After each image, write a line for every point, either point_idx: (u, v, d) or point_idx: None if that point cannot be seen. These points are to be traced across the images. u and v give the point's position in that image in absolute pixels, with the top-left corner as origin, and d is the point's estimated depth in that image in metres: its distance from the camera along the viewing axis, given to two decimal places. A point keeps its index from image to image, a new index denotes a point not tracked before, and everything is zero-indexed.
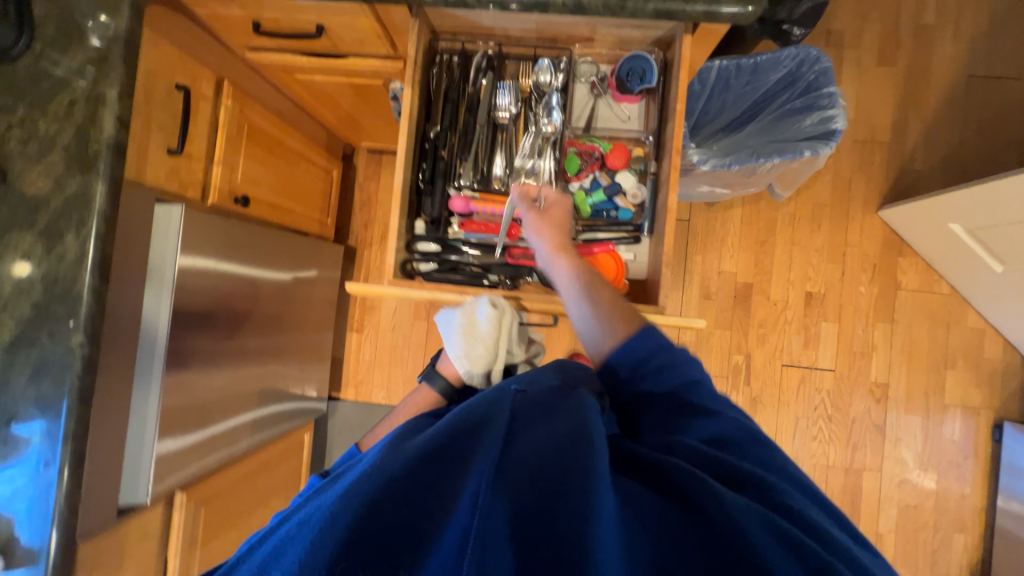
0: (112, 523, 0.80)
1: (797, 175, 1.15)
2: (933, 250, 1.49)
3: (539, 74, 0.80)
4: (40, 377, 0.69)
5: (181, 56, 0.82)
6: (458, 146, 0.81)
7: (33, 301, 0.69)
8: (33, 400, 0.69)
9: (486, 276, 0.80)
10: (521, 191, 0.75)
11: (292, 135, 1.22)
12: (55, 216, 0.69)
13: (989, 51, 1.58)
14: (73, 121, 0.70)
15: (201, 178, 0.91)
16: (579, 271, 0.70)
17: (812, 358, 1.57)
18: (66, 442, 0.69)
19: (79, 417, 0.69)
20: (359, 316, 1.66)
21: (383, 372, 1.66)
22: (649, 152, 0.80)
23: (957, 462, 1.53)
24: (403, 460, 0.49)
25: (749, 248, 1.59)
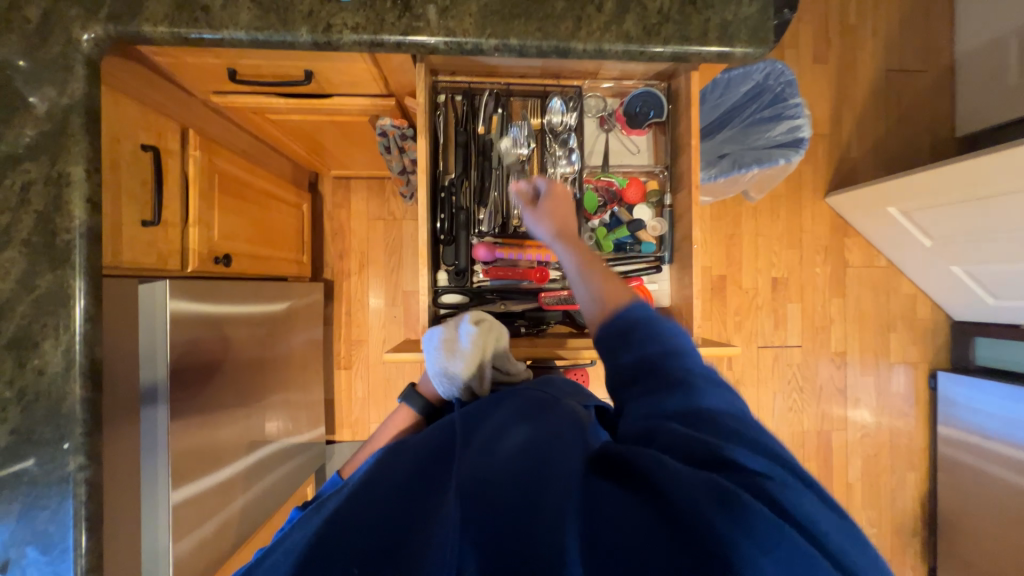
0: None
1: (770, 179, 1.23)
2: (872, 229, 1.68)
3: (551, 113, 0.79)
4: (33, 512, 0.59)
5: (142, 111, 0.72)
6: (474, 191, 0.78)
7: (9, 427, 0.58)
8: (29, 541, 0.59)
9: (518, 320, 0.81)
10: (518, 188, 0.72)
11: (260, 175, 1.11)
12: (25, 323, 0.59)
13: (902, 47, 1.77)
14: (30, 208, 0.59)
15: (178, 245, 0.81)
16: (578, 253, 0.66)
17: (782, 338, 1.72)
18: None
19: (91, 548, 0.60)
20: (346, 352, 1.58)
21: (379, 407, 1.59)
22: (664, 184, 0.81)
23: (904, 411, 1.77)
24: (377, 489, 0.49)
25: (720, 242, 1.70)
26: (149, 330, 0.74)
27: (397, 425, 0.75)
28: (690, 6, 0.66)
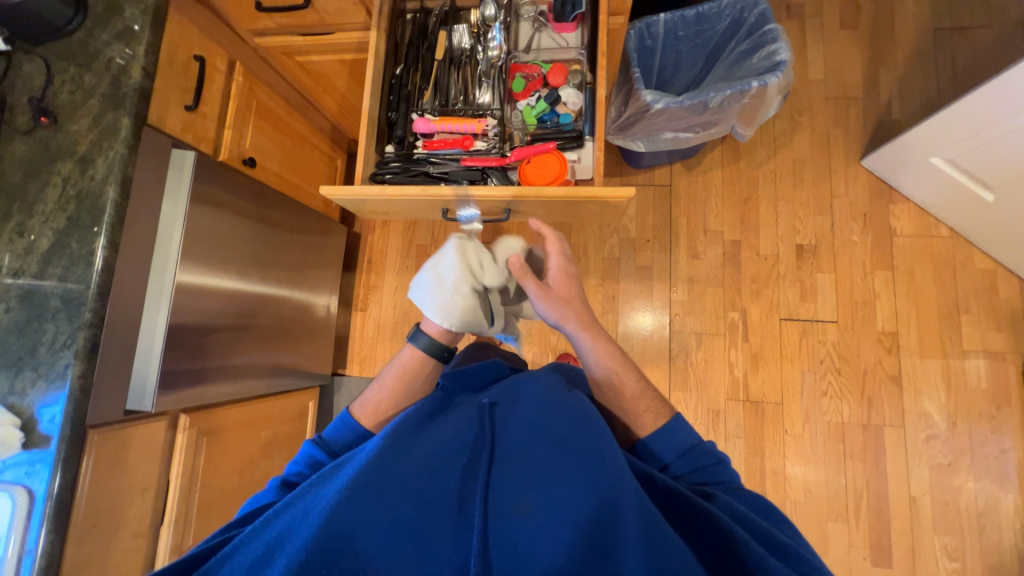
0: (118, 422, 0.88)
1: (755, 110, 1.21)
2: (920, 192, 1.48)
3: (484, 11, 0.91)
4: (68, 275, 0.82)
5: (199, 35, 1.01)
6: (419, 80, 0.94)
7: (67, 214, 0.83)
8: (61, 296, 0.81)
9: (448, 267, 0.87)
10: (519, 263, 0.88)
11: (297, 119, 1.40)
12: (91, 146, 0.85)
13: (953, 5, 1.63)
14: (110, 75, 0.87)
15: (213, 137, 1.08)
16: (588, 332, 0.88)
17: (811, 311, 1.54)
18: (83, 328, 0.80)
19: (96, 308, 0.81)
20: (364, 295, 1.77)
21: (386, 348, 1.74)
22: (586, 65, 0.89)
23: (989, 415, 1.42)
24: (432, 472, 0.70)
25: (733, 207, 1.63)
26: (178, 163, 0.95)
27: (404, 363, 0.89)
28: None
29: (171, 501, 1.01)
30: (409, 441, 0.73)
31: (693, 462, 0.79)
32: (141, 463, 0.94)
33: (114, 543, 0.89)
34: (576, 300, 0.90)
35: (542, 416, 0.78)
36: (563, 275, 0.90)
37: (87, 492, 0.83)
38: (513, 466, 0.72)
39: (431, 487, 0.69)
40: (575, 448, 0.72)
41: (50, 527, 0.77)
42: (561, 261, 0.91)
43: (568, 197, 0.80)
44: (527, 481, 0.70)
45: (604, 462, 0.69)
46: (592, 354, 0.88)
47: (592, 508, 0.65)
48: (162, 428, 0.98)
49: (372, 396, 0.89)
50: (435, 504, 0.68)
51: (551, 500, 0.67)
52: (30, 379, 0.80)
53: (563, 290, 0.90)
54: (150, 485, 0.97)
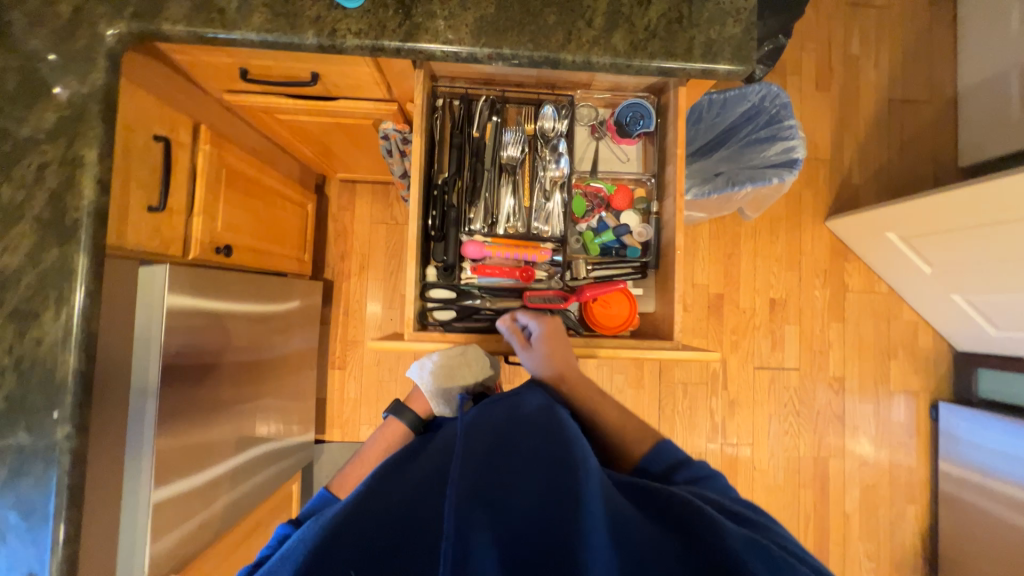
0: None
1: (765, 199, 1.26)
2: (871, 255, 1.68)
3: (543, 123, 0.82)
4: (17, 479, 0.61)
5: (161, 107, 0.77)
6: (465, 189, 0.81)
7: (6, 393, 0.61)
8: (12, 507, 0.61)
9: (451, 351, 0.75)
10: (507, 327, 0.76)
11: (269, 173, 1.16)
12: (28, 294, 0.62)
13: (905, 77, 1.79)
14: (46, 188, 0.63)
15: (182, 232, 0.85)
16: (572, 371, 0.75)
17: (779, 359, 1.71)
18: (56, 548, 0.61)
19: (71, 518, 0.62)
20: (341, 351, 1.60)
21: (371, 409, 1.60)
22: (651, 192, 0.84)
23: (904, 441, 1.73)
24: (392, 496, 0.55)
25: (718, 262, 1.71)
26: (148, 300, 0.77)
27: (386, 438, 0.78)
28: (677, 24, 0.69)
29: None
30: (388, 476, 0.60)
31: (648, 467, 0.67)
32: None
33: None
34: (562, 351, 0.75)
35: (513, 411, 0.64)
36: (549, 335, 0.75)
37: None
38: (498, 468, 0.55)
39: (380, 511, 0.54)
40: (578, 445, 0.58)
41: None
42: (543, 322, 0.76)
43: (642, 356, 0.76)
44: (518, 487, 0.53)
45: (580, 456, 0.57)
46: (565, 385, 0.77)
47: (557, 517, 0.51)
48: None
49: (352, 477, 0.76)
50: (368, 532, 0.52)
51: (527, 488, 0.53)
52: None
53: (549, 350, 0.75)
54: None
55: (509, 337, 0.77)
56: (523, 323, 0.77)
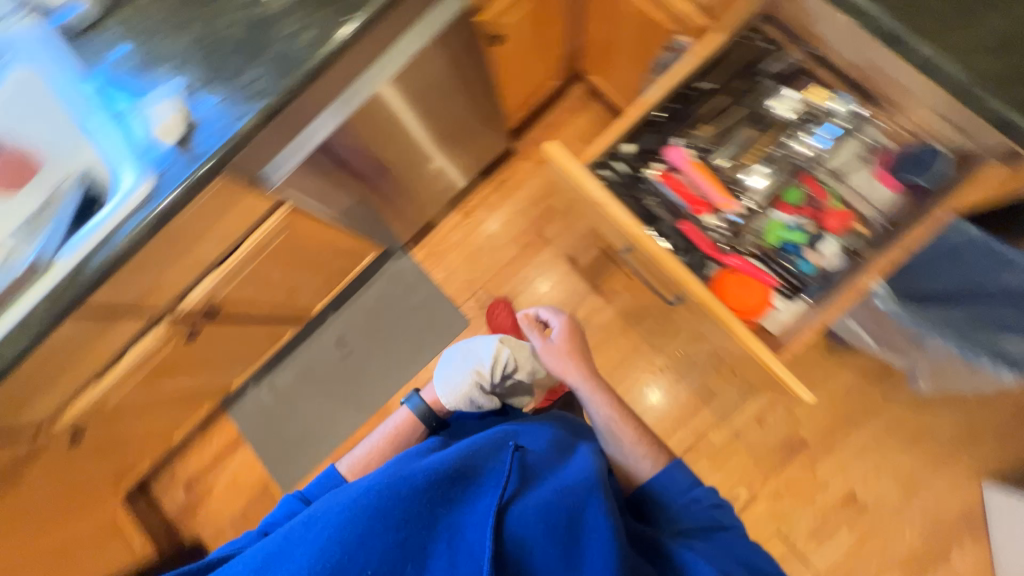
0: (245, 183, 0.91)
1: (951, 376, 1.13)
2: (1008, 556, 1.32)
3: (828, 108, 0.85)
4: (301, 34, 0.82)
5: None
6: (714, 115, 0.91)
7: None
8: (286, 47, 0.82)
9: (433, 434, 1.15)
10: (527, 319, 1.21)
11: (557, 26, 1.30)
12: None
13: None
14: None
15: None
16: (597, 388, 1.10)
17: (809, 551, 1.45)
18: (284, 89, 0.81)
19: (304, 79, 0.82)
20: (473, 205, 1.76)
21: (454, 261, 1.74)
22: (866, 234, 0.84)
23: None
24: (427, 483, 0.71)
25: (829, 414, 1.49)
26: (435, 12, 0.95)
27: (387, 435, 1.16)
28: None
29: (229, 261, 1.07)
30: (409, 466, 0.75)
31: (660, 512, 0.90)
32: (232, 220, 0.97)
33: (176, 262, 0.96)
34: (572, 340, 1.17)
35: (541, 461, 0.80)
36: (563, 328, 1.18)
37: (189, 216, 0.87)
38: (519, 501, 0.72)
39: (411, 493, 0.70)
40: (584, 490, 0.75)
41: (146, 228, 0.80)
42: (560, 318, 1.20)
43: (744, 341, 0.76)
44: (535, 512, 0.70)
45: (584, 499, 0.74)
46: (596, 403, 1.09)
47: (572, 542, 0.70)
48: (267, 205, 1.01)
49: (357, 457, 1.12)
50: (408, 516, 0.68)
51: (541, 511, 0.70)
52: (217, 94, 0.82)
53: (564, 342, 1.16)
54: (227, 239, 1.02)
55: (534, 330, 1.18)
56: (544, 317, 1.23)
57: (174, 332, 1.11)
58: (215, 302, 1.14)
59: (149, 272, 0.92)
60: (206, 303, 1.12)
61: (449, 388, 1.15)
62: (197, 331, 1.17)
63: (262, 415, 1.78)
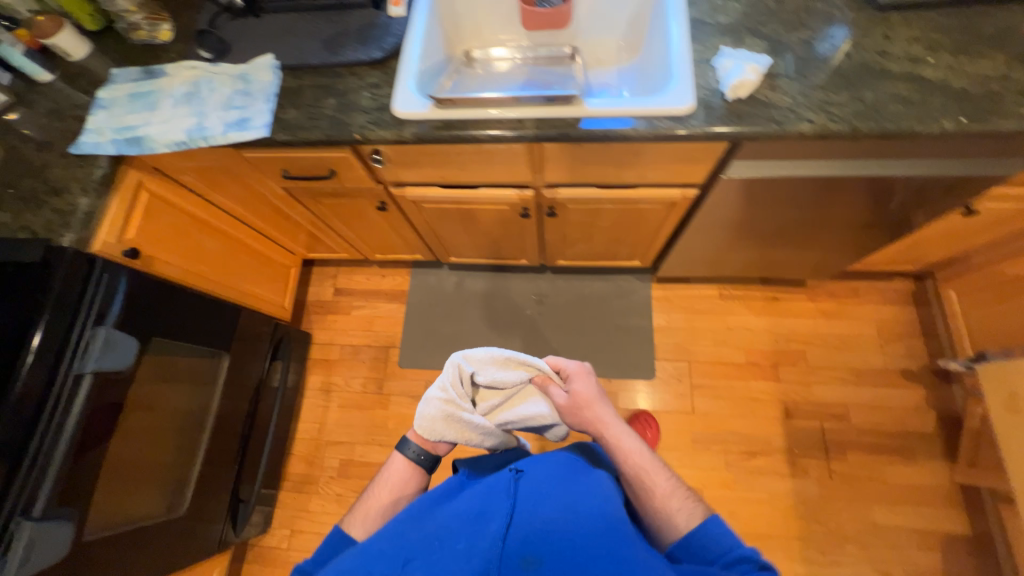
0: (724, 155, 0.95)
1: None
2: None
3: None
4: (905, 100, 0.83)
5: None
6: None
7: (967, 88, 0.83)
8: (883, 99, 0.83)
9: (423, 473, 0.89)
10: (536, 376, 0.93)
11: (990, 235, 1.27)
12: None
13: None
14: None
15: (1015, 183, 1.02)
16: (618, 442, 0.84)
17: None
18: (858, 126, 0.82)
19: (883, 131, 0.81)
20: (734, 294, 1.72)
21: (683, 321, 1.71)
22: None
23: None
24: (431, 525, 0.71)
25: None
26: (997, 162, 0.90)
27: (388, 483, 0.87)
28: None
29: (619, 190, 1.12)
30: (430, 507, 0.76)
31: (690, 551, 0.70)
32: (668, 171, 1.03)
33: (607, 165, 1.02)
34: (593, 400, 0.89)
35: (556, 480, 0.77)
36: (579, 380, 0.91)
37: (672, 147, 0.93)
38: (533, 517, 0.68)
39: (387, 541, 0.69)
40: (591, 508, 0.71)
41: (663, 134, 0.88)
42: (574, 369, 0.93)
43: None
44: (550, 533, 0.66)
45: (595, 519, 0.69)
46: (623, 452, 0.83)
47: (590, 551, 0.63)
48: (696, 179, 1.05)
49: (370, 506, 0.85)
50: (391, 555, 0.66)
51: (557, 534, 0.66)
52: (793, 90, 0.87)
53: (581, 392, 0.90)
54: (641, 178, 1.07)
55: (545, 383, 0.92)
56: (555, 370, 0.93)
57: (523, 202, 1.19)
58: (565, 207, 1.20)
59: (591, 157, 0.99)
60: (561, 202, 1.19)
61: (431, 425, 0.86)
62: (527, 215, 1.26)
63: (435, 295, 1.84)
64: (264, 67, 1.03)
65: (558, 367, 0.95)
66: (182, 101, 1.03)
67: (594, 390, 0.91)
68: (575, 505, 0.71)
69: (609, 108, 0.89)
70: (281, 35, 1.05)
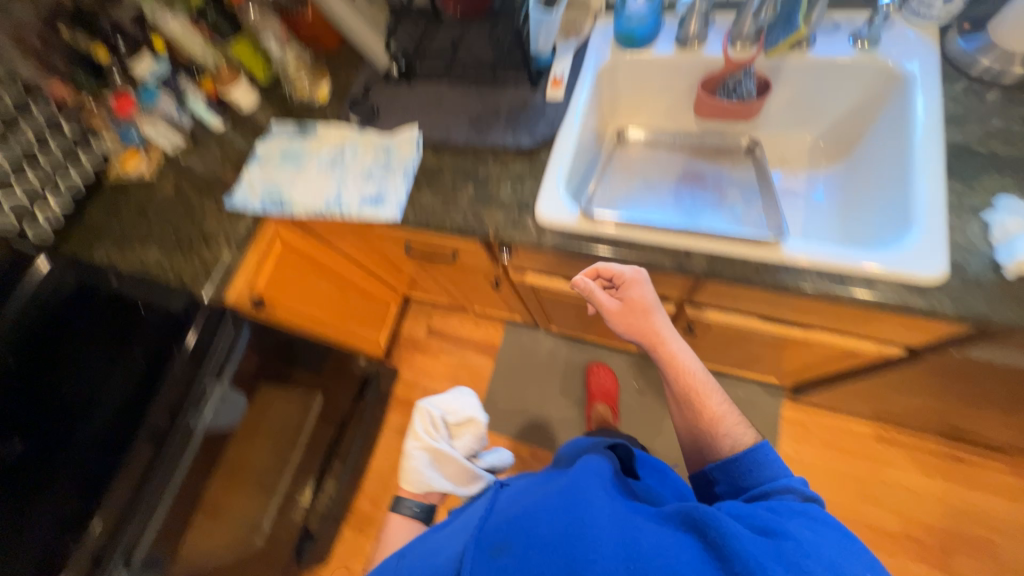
0: (971, 335, 0.69)
1: None
2: None
3: None
4: None
5: None
6: None
7: None
8: None
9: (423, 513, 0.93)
10: (582, 275, 0.77)
11: None
12: None
13: None
14: None
15: None
16: (668, 363, 0.72)
17: None
18: None
19: None
20: (897, 439, 1.36)
21: (818, 457, 1.39)
22: None
23: None
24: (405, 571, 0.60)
25: None
26: None
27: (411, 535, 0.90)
28: None
29: (787, 330, 0.89)
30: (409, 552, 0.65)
31: (727, 474, 0.64)
32: (871, 329, 0.78)
33: (785, 308, 0.81)
34: (642, 316, 0.73)
35: (539, 487, 0.61)
36: (632, 286, 0.74)
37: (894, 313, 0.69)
38: (502, 516, 0.56)
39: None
40: (579, 481, 0.56)
41: (894, 303, 0.65)
42: (634, 270, 0.75)
43: None
44: (524, 522, 0.52)
45: (581, 488, 0.55)
46: (672, 376, 0.71)
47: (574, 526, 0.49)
48: (908, 343, 0.79)
49: None
50: None
51: (532, 530, 0.51)
52: None
53: (634, 302, 0.74)
54: (826, 326, 0.83)
55: (593, 291, 0.76)
56: (607, 270, 0.76)
57: None
58: (707, 327, 1.00)
59: (768, 298, 0.78)
60: (704, 322, 0.99)
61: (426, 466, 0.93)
62: None
63: (525, 357, 1.73)
64: (407, 142, 0.97)
65: (610, 270, 0.77)
66: (326, 167, 1.02)
67: (653, 296, 0.74)
68: (556, 488, 0.57)
69: (815, 251, 0.68)
70: (429, 109, 1.01)
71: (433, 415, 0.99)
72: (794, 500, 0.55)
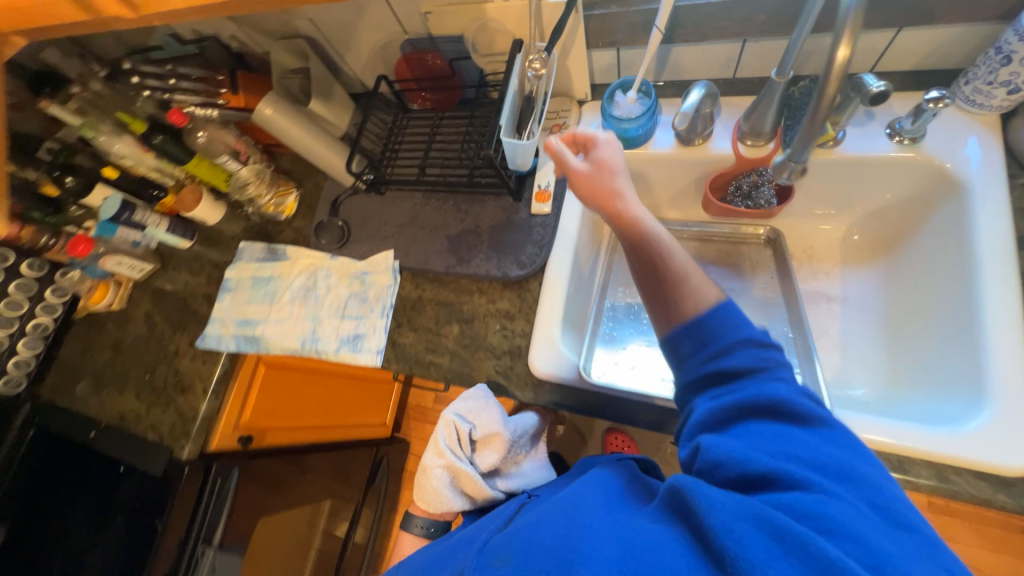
0: None
1: None
2: None
3: None
4: None
5: None
6: None
7: None
8: None
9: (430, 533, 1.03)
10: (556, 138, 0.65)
11: None
12: None
13: None
14: None
15: None
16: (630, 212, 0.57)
17: None
18: None
19: None
20: (951, 511, 1.23)
21: None
22: None
23: None
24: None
25: None
26: None
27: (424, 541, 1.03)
28: None
29: None
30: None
31: (693, 329, 0.51)
32: None
33: None
34: (606, 175, 0.59)
35: (545, 504, 0.56)
36: (600, 156, 0.62)
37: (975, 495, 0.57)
38: (505, 532, 0.52)
39: None
40: (583, 498, 0.51)
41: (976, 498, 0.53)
42: (603, 137, 0.62)
43: None
44: (527, 532, 0.48)
45: (584, 503, 0.50)
46: (632, 212, 0.57)
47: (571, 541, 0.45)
48: None
49: None
50: None
51: (535, 535, 0.47)
52: None
53: (602, 158, 0.61)
54: None
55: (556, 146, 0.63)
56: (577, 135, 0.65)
57: None
58: None
59: None
60: None
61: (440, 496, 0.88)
62: None
63: None
64: (384, 270, 0.88)
65: (577, 136, 0.65)
66: (301, 297, 0.93)
67: (619, 165, 0.60)
68: (556, 503, 0.52)
69: (880, 429, 0.56)
70: (404, 227, 0.90)
71: (459, 430, 0.88)
72: (768, 368, 0.47)
